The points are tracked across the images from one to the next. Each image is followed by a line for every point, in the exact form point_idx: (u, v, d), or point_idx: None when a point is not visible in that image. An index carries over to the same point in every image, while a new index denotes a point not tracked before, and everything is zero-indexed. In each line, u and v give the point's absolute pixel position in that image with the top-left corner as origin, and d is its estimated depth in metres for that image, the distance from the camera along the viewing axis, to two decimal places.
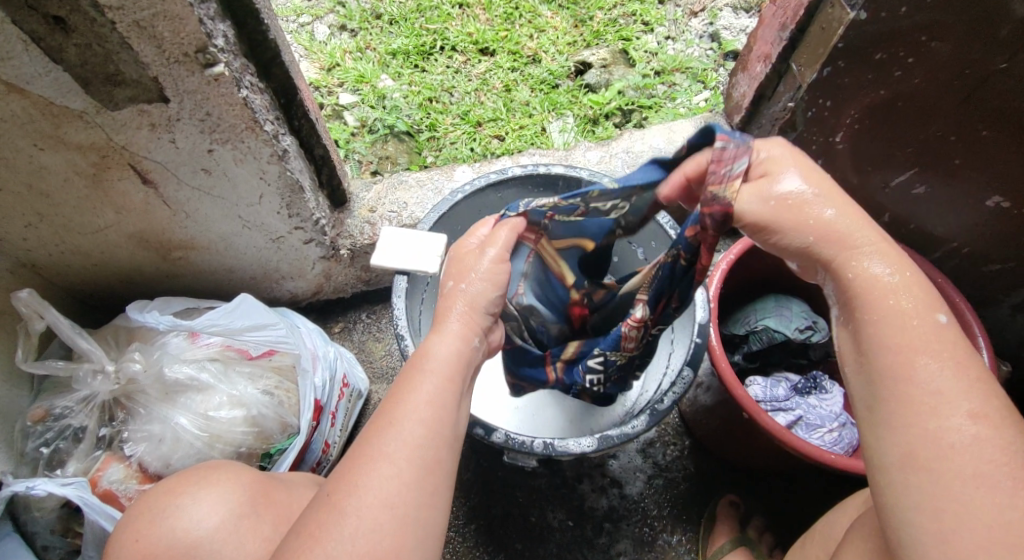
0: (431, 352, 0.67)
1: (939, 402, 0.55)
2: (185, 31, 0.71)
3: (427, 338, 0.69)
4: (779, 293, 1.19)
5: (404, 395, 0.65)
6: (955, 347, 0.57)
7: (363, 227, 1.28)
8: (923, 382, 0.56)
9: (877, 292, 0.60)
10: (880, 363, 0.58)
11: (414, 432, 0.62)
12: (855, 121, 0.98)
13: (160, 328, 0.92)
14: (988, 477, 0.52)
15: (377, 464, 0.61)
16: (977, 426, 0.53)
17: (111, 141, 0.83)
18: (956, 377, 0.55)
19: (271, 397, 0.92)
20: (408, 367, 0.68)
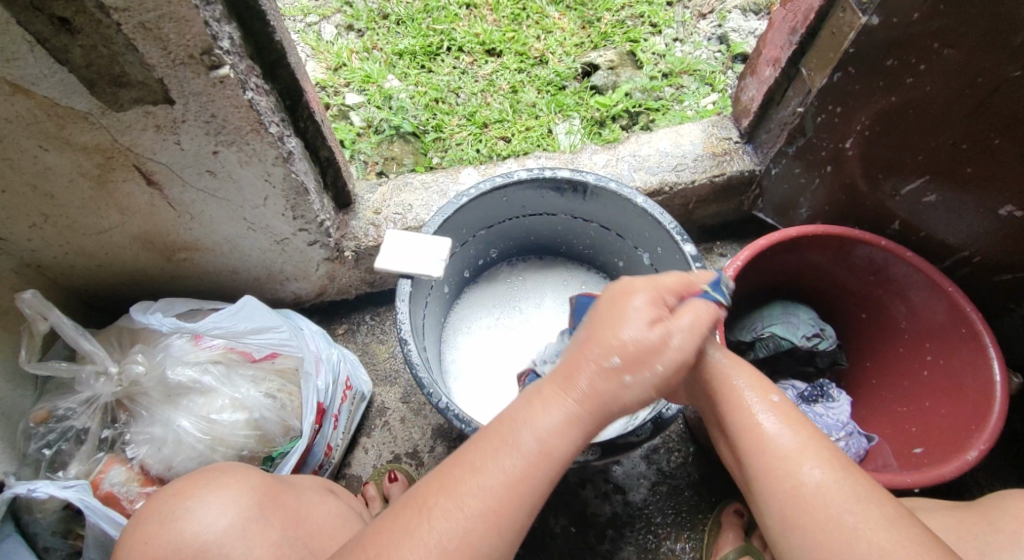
0: (530, 427, 0.66)
1: (789, 463, 0.69)
2: (190, 33, 0.71)
3: (530, 419, 0.66)
4: (787, 299, 1.18)
5: (475, 481, 0.64)
6: (791, 414, 0.74)
7: (367, 228, 1.27)
8: (774, 450, 0.71)
9: (730, 384, 0.76)
10: (742, 440, 0.73)
11: (468, 528, 0.63)
12: (865, 128, 0.97)
13: (163, 330, 0.92)
14: (838, 515, 0.66)
15: (428, 536, 0.62)
16: (823, 474, 0.68)
17: (116, 143, 0.83)
18: (796, 436, 0.71)
19: (273, 400, 0.92)
20: (497, 432, 0.67)
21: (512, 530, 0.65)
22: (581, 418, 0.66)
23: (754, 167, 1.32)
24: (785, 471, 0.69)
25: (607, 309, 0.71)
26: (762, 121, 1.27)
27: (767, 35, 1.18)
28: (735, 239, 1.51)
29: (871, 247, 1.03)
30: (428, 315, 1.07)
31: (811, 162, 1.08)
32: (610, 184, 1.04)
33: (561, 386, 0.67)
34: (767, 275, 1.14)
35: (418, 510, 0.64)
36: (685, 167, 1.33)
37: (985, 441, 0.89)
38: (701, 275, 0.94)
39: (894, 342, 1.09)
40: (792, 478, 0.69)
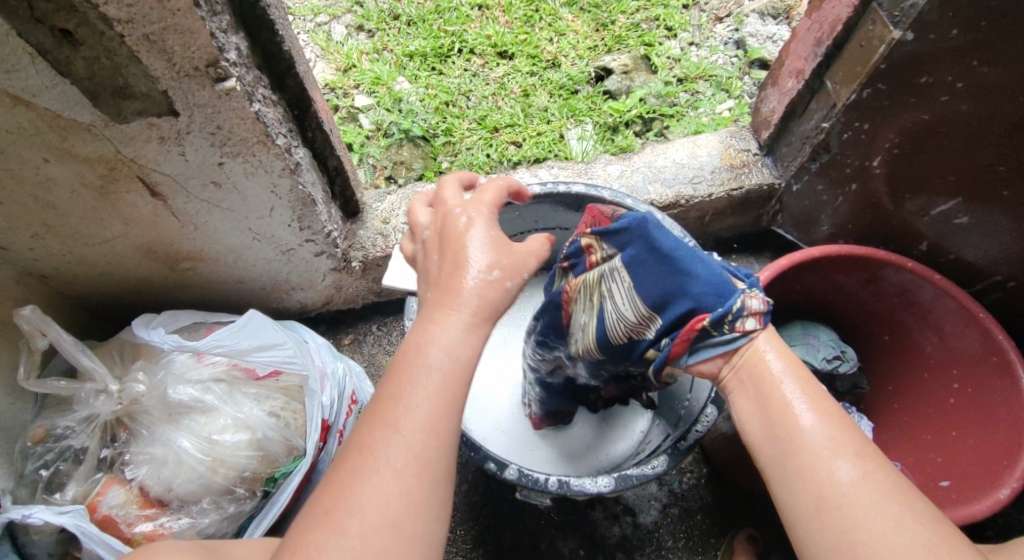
0: (429, 348, 0.61)
1: (833, 441, 0.63)
2: (196, 45, 0.68)
3: (421, 332, 0.62)
4: (807, 319, 1.15)
5: (403, 395, 0.60)
6: (832, 401, 0.67)
7: (375, 239, 1.25)
8: (814, 430, 0.64)
9: (764, 365, 0.69)
10: (780, 415, 0.66)
11: (414, 444, 0.59)
12: (894, 146, 0.93)
13: (165, 348, 0.87)
14: (882, 508, 0.59)
15: (378, 471, 0.58)
16: (864, 467, 0.62)
17: (119, 155, 0.80)
18: (838, 422, 0.64)
19: (277, 420, 0.89)
20: (405, 360, 0.62)
21: (455, 440, 0.61)
22: (476, 326, 0.62)
23: (774, 180, 1.29)
24: (826, 453, 0.62)
25: (453, 235, 0.67)
26: (782, 134, 1.23)
27: (791, 45, 1.14)
28: (751, 253, 1.47)
29: (898, 269, 1.00)
30: None
31: (835, 180, 1.05)
32: (626, 200, 1.00)
33: (442, 300, 0.63)
34: (787, 296, 1.11)
35: (358, 452, 0.59)
36: (701, 179, 1.30)
37: (1017, 478, 0.87)
38: None
39: (916, 370, 1.06)
40: (833, 463, 0.62)
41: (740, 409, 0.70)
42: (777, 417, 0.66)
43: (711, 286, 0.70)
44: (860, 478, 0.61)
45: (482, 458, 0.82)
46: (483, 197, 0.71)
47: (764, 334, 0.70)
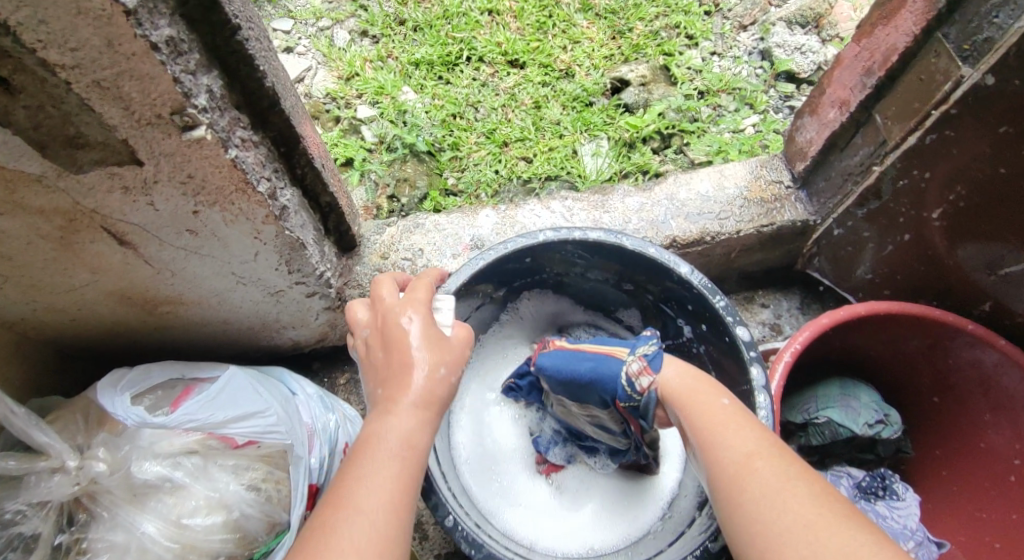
0: (386, 431, 0.60)
1: (729, 445, 0.65)
2: (157, 91, 0.58)
3: (370, 426, 0.61)
4: (846, 376, 1.04)
5: (363, 475, 0.57)
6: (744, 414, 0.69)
7: (373, 276, 1.15)
8: (718, 439, 0.66)
9: (676, 390, 0.74)
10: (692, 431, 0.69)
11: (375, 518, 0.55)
12: (960, 198, 0.82)
13: (128, 423, 0.75)
14: (772, 495, 0.59)
15: (343, 522, 0.54)
16: (752, 459, 0.63)
17: (78, 206, 0.70)
18: (740, 428, 0.66)
19: (256, 494, 0.81)
20: (358, 454, 0.60)
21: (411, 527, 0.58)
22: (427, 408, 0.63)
23: (809, 217, 1.18)
24: (725, 456, 0.65)
25: (390, 337, 0.66)
26: (820, 167, 1.12)
27: (834, 72, 1.02)
28: (780, 290, 1.36)
29: (957, 330, 0.90)
30: None
31: (885, 228, 0.94)
32: (649, 249, 0.89)
33: (388, 393, 0.63)
34: (825, 351, 1.00)
35: (314, 535, 0.54)
36: (729, 214, 1.19)
37: None
38: (755, 368, 0.81)
39: (971, 438, 0.96)
40: (732, 463, 0.63)
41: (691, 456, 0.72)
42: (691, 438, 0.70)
43: (608, 376, 0.78)
44: (758, 474, 0.61)
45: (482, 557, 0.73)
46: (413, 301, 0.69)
47: (661, 382, 0.75)
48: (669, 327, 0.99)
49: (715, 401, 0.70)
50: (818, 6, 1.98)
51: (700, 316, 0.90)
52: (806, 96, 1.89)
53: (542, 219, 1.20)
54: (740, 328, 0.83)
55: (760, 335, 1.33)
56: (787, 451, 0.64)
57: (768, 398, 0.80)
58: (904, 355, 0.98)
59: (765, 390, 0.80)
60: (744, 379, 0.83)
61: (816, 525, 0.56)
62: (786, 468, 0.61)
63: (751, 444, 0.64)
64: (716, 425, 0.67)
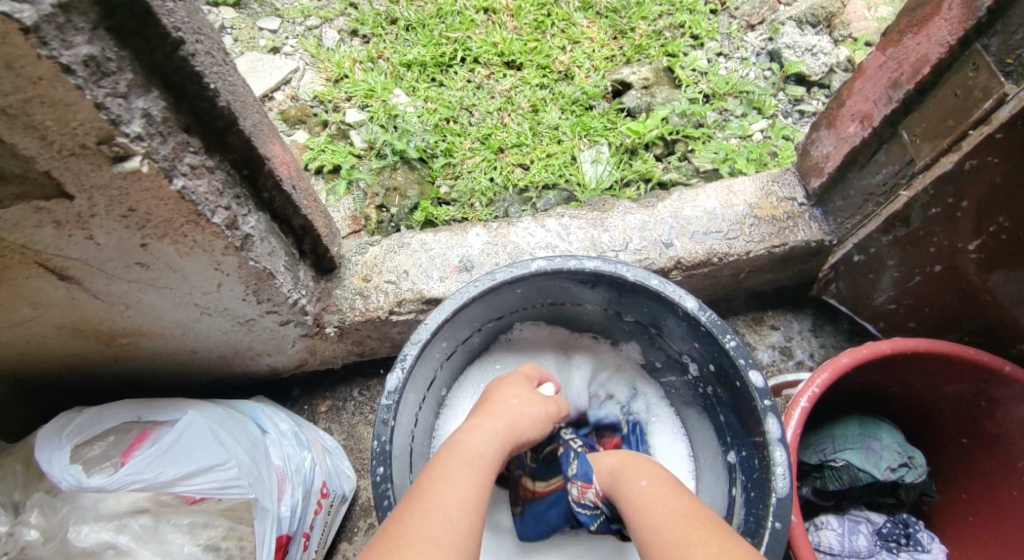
0: (456, 457, 0.67)
1: (657, 502, 0.67)
2: (77, 119, 0.50)
3: (450, 445, 0.69)
4: (864, 414, 0.96)
5: (438, 481, 0.63)
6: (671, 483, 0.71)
7: (354, 300, 1.06)
8: (646, 498, 0.68)
9: (612, 470, 0.77)
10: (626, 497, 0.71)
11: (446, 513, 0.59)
12: (1001, 230, 0.73)
13: (66, 487, 0.68)
14: (691, 540, 0.60)
15: (430, 507, 0.60)
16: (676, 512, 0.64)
17: (4, 242, 0.61)
18: (663, 490, 0.69)
19: (215, 554, 0.75)
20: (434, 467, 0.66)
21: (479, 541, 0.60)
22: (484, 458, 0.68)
23: (824, 237, 1.09)
24: (651, 511, 0.66)
25: (487, 397, 0.80)
26: (837, 184, 1.03)
27: (855, 83, 0.93)
28: (791, 311, 1.28)
29: (992, 371, 0.82)
30: (417, 435, 0.85)
31: (912, 256, 0.85)
32: (652, 280, 0.80)
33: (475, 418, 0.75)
34: (843, 388, 0.92)
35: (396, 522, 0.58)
36: (738, 234, 1.10)
37: None
38: (772, 419, 0.73)
39: (1004, 485, 0.87)
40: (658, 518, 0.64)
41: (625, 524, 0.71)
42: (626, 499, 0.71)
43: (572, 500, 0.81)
44: (679, 526, 0.62)
45: None
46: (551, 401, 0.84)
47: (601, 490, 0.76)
48: (674, 361, 0.90)
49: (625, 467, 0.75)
50: (829, 5, 1.88)
51: (709, 356, 0.81)
52: (817, 100, 1.80)
53: (536, 237, 1.11)
54: (753, 372, 0.74)
55: (770, 359, 1.25)
56: (712, 518, 0.64)
57: (786, 453, 0.71)
58: (931, 393, 0.90)
59: (782, 443, 0.72)
60: (758, 430, 0.74)
61: (717, 548, 0.58)
62: (691, 507, 0.65)
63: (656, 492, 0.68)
64: (640, 490, 0.70)
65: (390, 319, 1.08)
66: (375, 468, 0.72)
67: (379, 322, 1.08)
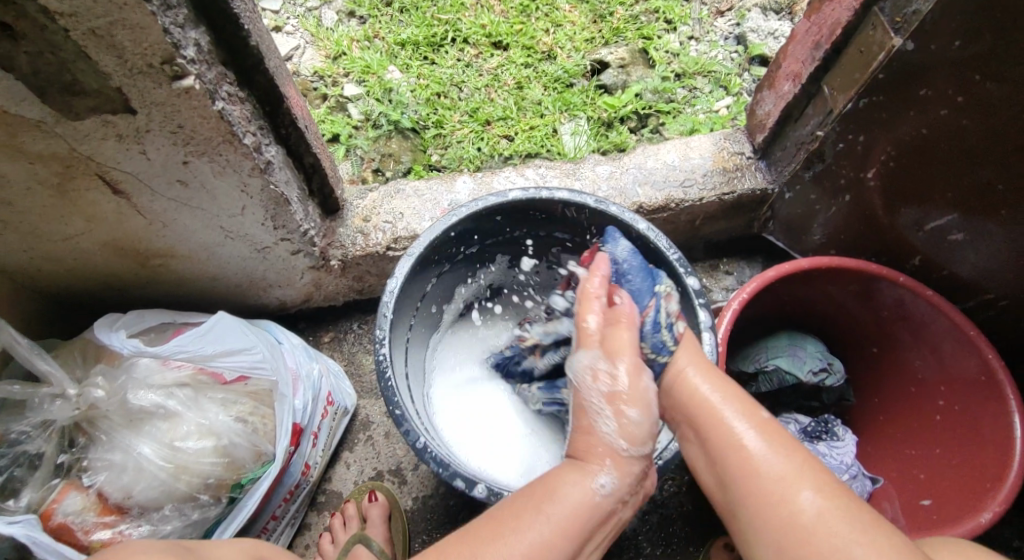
0: (565, 477, 0.69)
1: (785, 487, 0.64)
2: (148, 42, 0.64)
3: (566, 473, 0.70)
4: (794, 330, 1.13)
5: (525, 517, 0.66)
6: (775, 435, 0.69)
7: (355, 237, 1.21)
8: (765, 468, 0.66)
9: (710, 408, 0.73)
10: (730, 453, 0.69)
11: (540, 534, 0.65)
12: (890, 158, 0.92)
13: (126, 353, 0.87)
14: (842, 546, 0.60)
15: (521, 530, 0.65)
16: (821, 503, 0.63)
17: (75, 152, 0.76)
18: (788, 459, 0.66)
19: (244, 425, 0.90)
20: (533, 491, 0.69)
21: (562, 537, 0.65)
22: (573, 518, 0.66)
23: (767, 186, 1.23)
24: (777, 495, 0.64)
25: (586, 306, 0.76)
26: (777, 138, 1.17)
27: (789, 46, 1.08)
28: (743, 258, 1.42)
29: (890, 283, 0.98)
30: (412, 337, 1.01)
31: (828, 189, 1.06)
32: (611, 207, 0.95)
33: (582, 455, 0.71)
34: (772, 305, 1.10)
35: (494, 527, 0.66)
36: (693, 182, 1.24)
37: (1000, 503, 0.86)
38: (703, 311, 0.89)
39: (904, 384, 1.05)
40: (788, 503, 0.64)
41: (698, 453, 0.74)
42: (726, 448, 0.70)
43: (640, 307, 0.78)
44: (822, 516, 0.62)
45: (450, 476, 0.81)
46: (615, 346, 0.72)
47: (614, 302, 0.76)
48: None
49: (768, 458, 0.67)
50: None
51: (656, 271, 0.97)
52: None
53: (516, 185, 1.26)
54: (690, 276, 0.91)
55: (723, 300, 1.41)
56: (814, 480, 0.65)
57: (714, 336, 0.89)
58: (847, 309, 1.07)
59: (710, 328, 0.89)
60: (693, 322, 0.91)
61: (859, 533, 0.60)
62: (792, 489, 0.64)
63: (780, 506, 0.64)
64: (746, 458, 0.68)
65: (387, 254, 1.22)
66: (379, 349, 0.88)
67: (378, 257, 1.23)
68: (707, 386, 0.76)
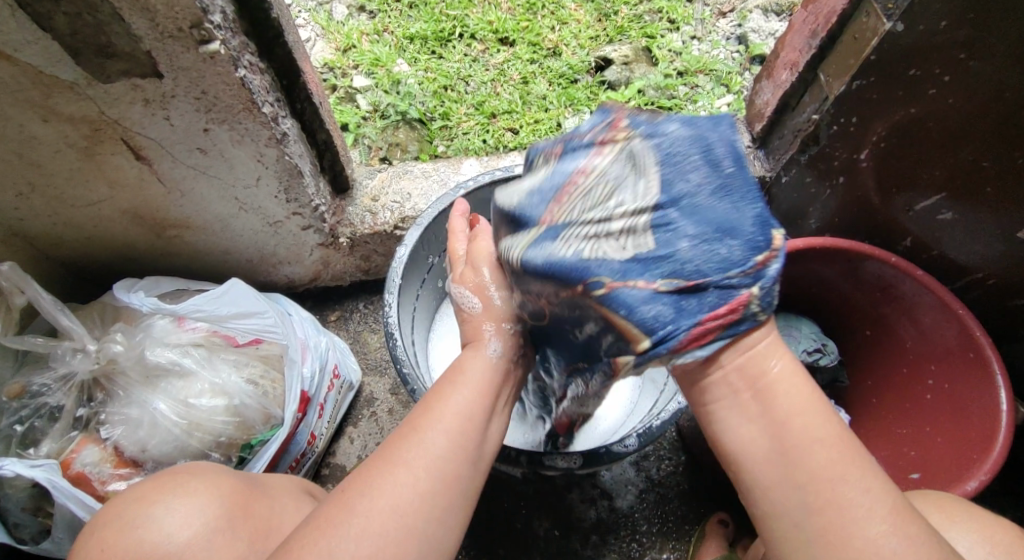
0: (473, 363, 0.69)
1: (863, 516, 0.52)
2: (179, 5, 0.68)
3: (460, 358, 0.71)
4: (790, 312, 1.16)
5: (434, 404, 0.65)
6: (857, 445, 0.55)
7: (363, 216, 1.23)
8: (844, 494, 0.53)
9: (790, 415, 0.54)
10: (806, 474, 0.53)
11: (439, 441, 0.62)
12: (882, 139, 0.98)
13: (143, 310, 0.91)
14: None
15: (427, 435, 0.62)
16: (899, 538, 0.51)
17: (103, 115, 0.81)
18: (869, 484, 0.53)
19: (255, 388, 0.93)
20: (442, 380, 0.69)
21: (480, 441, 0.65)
22: (483, 388, 0.68)
23: (765, 173, 1.24)
24: (852, 527, 0.52)
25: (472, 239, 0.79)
26: (775, 127, 1.20)
27: (788, 37, 1.13)
28: None
29: (881, 263, 1.01)
30: (418, 308, 1.04)
31: (824, 172, 1.11)
32: None
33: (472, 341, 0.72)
34: None
35: (391, 442, 0.63)
36: None
37: (987, 472, 0.89)
38: None
39: (896, 365, 1.08)
40: (861, 540, 0.51)
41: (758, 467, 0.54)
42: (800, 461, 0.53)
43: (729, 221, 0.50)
44: (901, 554, 0.51)
45: None
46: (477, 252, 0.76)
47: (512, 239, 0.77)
48: None
49: (851, 480, 0.53)
50: None
51: None
52: None
53: None
54: None
55: None
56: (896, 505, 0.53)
57: None
58: (842, 291, 1.10)
59: None
60: None
61: None
62: (862, 519, 0.52)
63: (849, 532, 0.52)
64: (820, 480, 0.53)
65: (394, 234, 1.24)
66: (388, 314, 0.92)
67: (385, 236, 1.25)
68: (794, 384, 0.55)
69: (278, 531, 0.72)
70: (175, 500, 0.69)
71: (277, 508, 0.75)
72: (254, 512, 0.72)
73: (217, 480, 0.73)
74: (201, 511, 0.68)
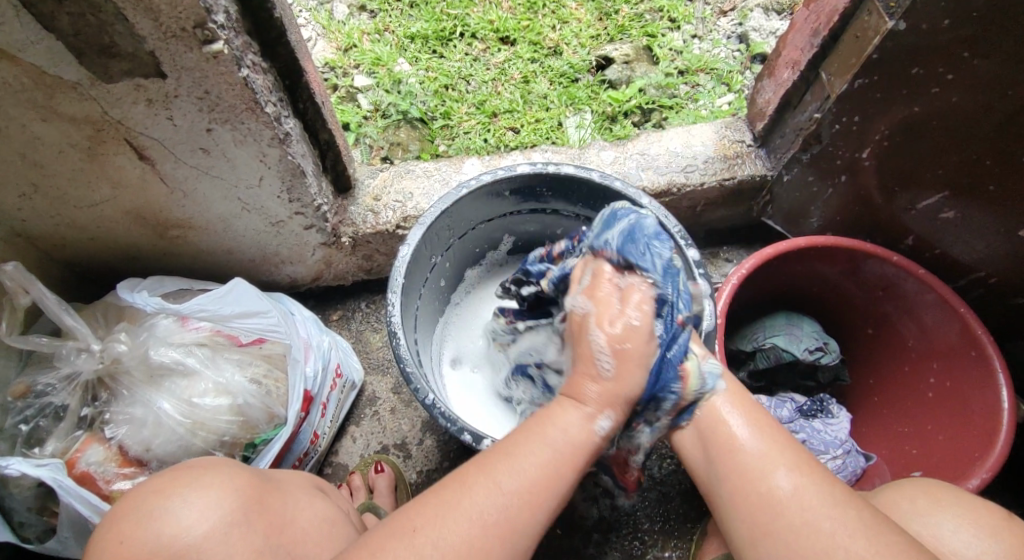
0: (563, 415, 0.69)
1: (761, 468, 0.68)
2: (182, 5, 0.68)
3: (563, 410, 0.69)
4: (791, 310, 1.16)
5: (518, 449, 0.67)
6: (767, 425, 0.71)
7: (366, 215, 1.23)
8: (746, 454, 0.69)
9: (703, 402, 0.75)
10: (716, 448, 0.72)
11: (512, 486, 0.65)
12: (884, 138, 0.98)
13: (148, 310, 0.92)
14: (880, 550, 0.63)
15: (501, 476, 0.65)
16: (796, 480, 0.66)
17: (106, 115, 0.81)
18: (770, 446, 0.69)
19: (258, 387, 0.93)
20: (532, 426, 0.70)
21: (555, 499, 0.66)
22: (570, 453, 0.67)
23: (766, 172, 1.24)
24: (755, 475, 0.68)
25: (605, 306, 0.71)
26: (776, 126, 1.20)
27: (789, 36, 1.13)
28: (744, 246, 1.44)
29: (883, 262, 1.02)
30: (421, 307, 1.04)
31: (825, 171, 1.11)
32: (615, 183, 0.98)
33: (570, 394, 0.70)
34: (769, 284, 1.13)
35: (461, 479, 0.66)
36: (694, 168, 1.25)
37: (988, 469, 0.89)
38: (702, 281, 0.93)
39: (897, 362, 1.08)
40: (764, 483, 0.67)
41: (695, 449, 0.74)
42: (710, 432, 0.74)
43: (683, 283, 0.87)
44: (797, 493, 0.65)
45: (457, 429, 0.84)
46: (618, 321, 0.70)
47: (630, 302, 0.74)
48: None
49: (747, 440, 0.70)
50: None
51: None
52: None
53: None
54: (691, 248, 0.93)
55: None
56: (799, 461, 0.68)
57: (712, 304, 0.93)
58: (844, 289, 1.10)
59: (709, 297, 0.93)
60: None
61: (836, 514, 0.64)
62: (761, 474, 0.67)
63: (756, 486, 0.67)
64: (728, 449, 0.71)
65: (396, 233, 1.25)
66: (391, 314, 0.92)
67: (387, 236, 1.25)
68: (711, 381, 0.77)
69: (293, 526, 0.74)
70: (191, 492, 0.68)
71: (290, 504, 0.76)
72: (271, 508, 0.73)
73: (233, 475, 0.73)
74: (219, 503, 0.68)
